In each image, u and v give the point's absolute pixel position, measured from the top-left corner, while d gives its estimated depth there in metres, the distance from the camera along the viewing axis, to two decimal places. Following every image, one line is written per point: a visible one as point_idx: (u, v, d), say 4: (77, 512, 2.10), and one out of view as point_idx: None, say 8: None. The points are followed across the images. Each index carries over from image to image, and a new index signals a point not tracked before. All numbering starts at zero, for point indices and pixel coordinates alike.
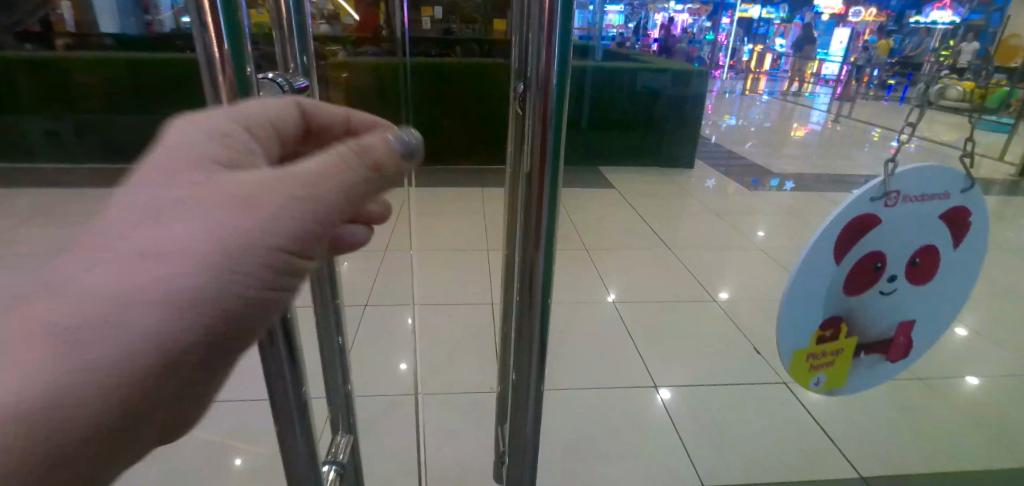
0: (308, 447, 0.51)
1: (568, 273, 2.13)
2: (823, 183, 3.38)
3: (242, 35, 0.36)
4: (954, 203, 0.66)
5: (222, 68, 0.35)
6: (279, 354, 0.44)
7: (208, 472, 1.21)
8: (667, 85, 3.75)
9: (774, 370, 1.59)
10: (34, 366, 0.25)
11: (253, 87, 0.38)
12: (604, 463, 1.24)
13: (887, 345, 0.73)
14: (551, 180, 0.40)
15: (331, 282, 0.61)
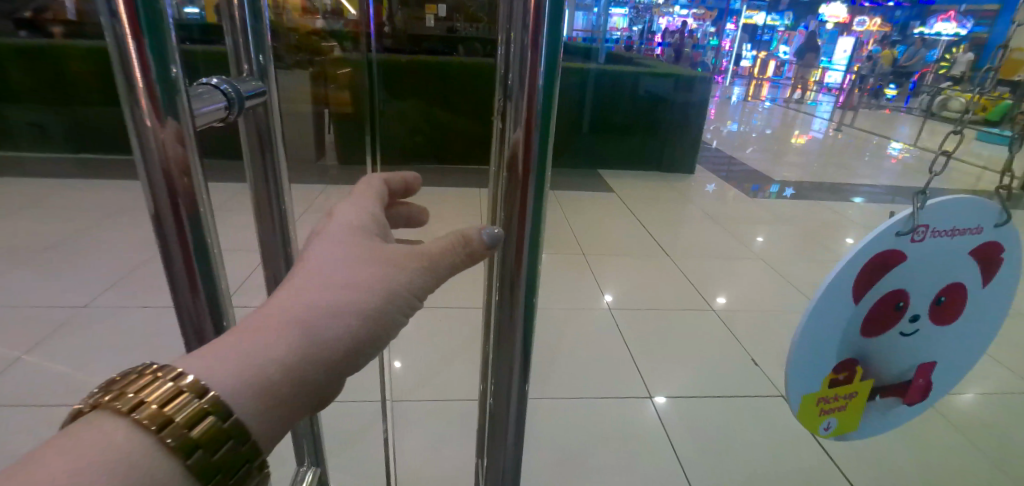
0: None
1: (565, 277, 2.11)
2: (822, 192, 3.37)
3: (168, 40, 0.31)
4: (987, 238, 0.60)
5: (146, 91, 0.31)
6: None
7: None
8: (671, 89, 3.73)
9: (772, 382, 1.57)
10: (275, 346, 0.33)
11: (180, 96, 0.33)
12: (598, 476, 1.22)
13: (904, 387, 0.67)
14: (534, 187, 0.38)
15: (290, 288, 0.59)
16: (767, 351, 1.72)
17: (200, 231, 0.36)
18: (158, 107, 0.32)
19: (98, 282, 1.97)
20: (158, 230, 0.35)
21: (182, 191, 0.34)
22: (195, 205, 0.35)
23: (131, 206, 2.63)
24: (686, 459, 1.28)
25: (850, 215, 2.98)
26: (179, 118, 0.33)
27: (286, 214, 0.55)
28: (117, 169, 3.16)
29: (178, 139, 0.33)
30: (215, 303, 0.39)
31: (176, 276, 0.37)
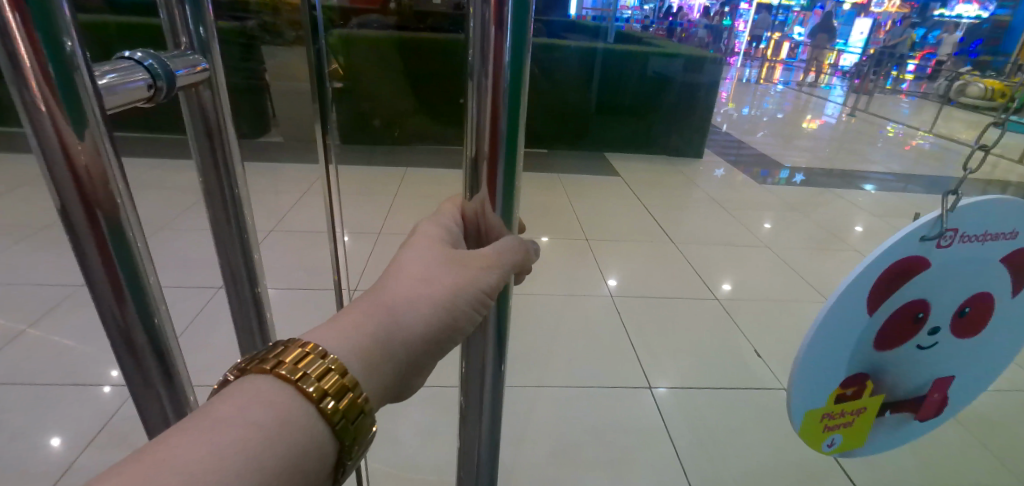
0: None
1: (567, 264, 2.09)
2: (833, 178, 3.32)
3: (62, 11, 0.26)
4: (1020, 245, 0.58)
5: (35, 71, 0.26)
6: (158, 386, 0.37)
7: None
8: (681, 71, 3.64)
9: (774, 375, 1.56)
10: (370, 320, 0.35)
11: (79, 74, 0.28)
12: (592, 471, 1.22)
13: (917, 403, 0.66)
14: (502, 170, 0.37)
15: (249, 279, 0.56)
16: (768, 342, 1.70)
17: (118, 230, 0.31)
18: (55, 90, 0.27)
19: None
20: (67, 225, 0.31)
21: (92, 184, 0.29)
22: (110, 200, 0.30)
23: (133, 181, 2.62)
24: (685, 453, 1.28)
25: (859, 202, 2.94)
26: (80, 102, 0.28)
27: (239, 198, 0.52)
28: None
29: (78, 122, 0.28)
30: (145, 310, 0.34)
31: (94, 279, 0.32)
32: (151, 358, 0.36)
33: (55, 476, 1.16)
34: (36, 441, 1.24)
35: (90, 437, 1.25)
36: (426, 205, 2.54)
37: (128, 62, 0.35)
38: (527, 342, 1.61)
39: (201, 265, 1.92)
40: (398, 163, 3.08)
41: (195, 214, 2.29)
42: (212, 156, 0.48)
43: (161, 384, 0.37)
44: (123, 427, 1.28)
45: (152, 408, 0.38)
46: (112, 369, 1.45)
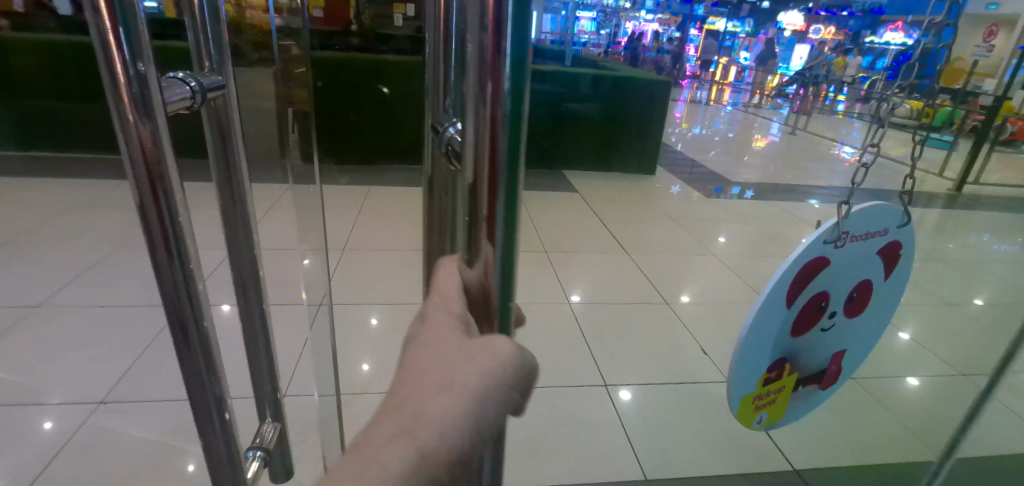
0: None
1: (530, 275, 2.14)
2: (780, 192, 3.53)
3: (140, 37, 0.33)
4: (891, 238, 0.66)
5: (126, 85, 0.32)
6: (199, 359, 0.43)
7: (137, 479, 1.18)
8: (637, 91, 3.77)
9: (721, 370, 1.64)
10: (379, 460, 0.29)
11: (151, 90, 0.34)
12: (552, 462, 1.26)
13: (821, 376, 0.73)
14: (504, 200, 0.34)
15: (253, 274, 0.62)
16: (719, 341, 1.79)
17: (174, 218, 0.37)
18: (138, 99, 0.33)
19: (57, 277, 1.93)
20: (140, 218, 0.36)
21: (163, 179, 0.35)
22: (169, 194, 0.36)
23: (93, 202, 2.57)
24: (639, 444, 1.33)
25: (803, 215, 3.12)
26: (153, 107, 0.34)
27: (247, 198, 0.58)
28: (75, 166, 3.08)
29: (149, 123, 0.34)
30: (189, 285, 0.40)
31: (155, 260, 0.37)
32: (195, 333, 0.42)
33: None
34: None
35: (53, 452, 1.23)
36: (390, 223, 2.55)
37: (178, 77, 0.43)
38: None
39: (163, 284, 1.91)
40: (362, 181, 3.09)
41: None
42: (227, 163, 0.54)
43: (204, 358, 0.43)
44: (79, 446, 1.25)
45: (198, 380, 0.44)
46: (75, 386, 1.43)
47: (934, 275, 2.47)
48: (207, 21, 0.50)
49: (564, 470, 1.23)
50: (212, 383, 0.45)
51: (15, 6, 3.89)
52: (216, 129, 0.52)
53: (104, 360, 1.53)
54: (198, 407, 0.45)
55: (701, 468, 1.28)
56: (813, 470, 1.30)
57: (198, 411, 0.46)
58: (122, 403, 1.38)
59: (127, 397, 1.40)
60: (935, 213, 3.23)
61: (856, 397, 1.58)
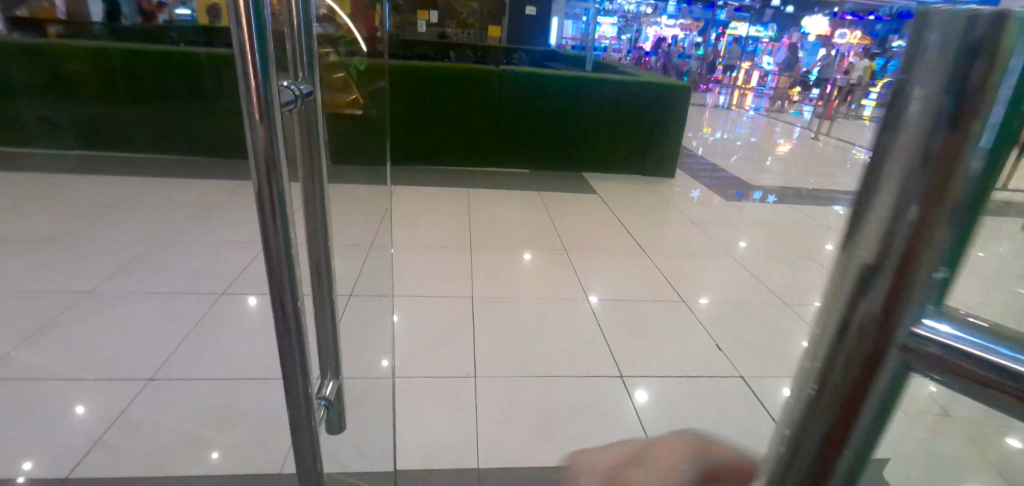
0: (303, 383, 0.71)
1: (550, 274, 2.19)
2: (804, 198, 3.48)
3: (269, 60, 0.53)
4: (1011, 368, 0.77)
5: (256, 90, 0.52)
6: (286, 294, 0.63)
7: (181, 456, 1.25)
8: (664, 96, 3.69)
9: (733, 365, 1.67)
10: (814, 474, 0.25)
11: (274, 93, 0.54)
12: (573, 446, 1.30)
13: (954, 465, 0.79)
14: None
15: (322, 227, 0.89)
16: (734, 341, 1.81)
17: (278, 183, 0.57)
18: (264, 99, 0.53)
19: (104, 265, 2.05)
20: (257, 179, 0.56)
21: (276, 148, 0.56)
22: (278, 159, 0.56)
23: (134, 199, 2.70)
24: (654, 437, 1.34)
25: (825, 221, 3.10)
26: (272, 104, 0.54)
27: (319, 172, 0.85)
28: (116, 165, 3.22)
29: (269, 117, 0.54)
30: (285, 229, 0.60)
31: (264, 203, 0.57)
32: (285, 268, 0.62)
33: (75, 460, 1.22)
34: (59, 427, 1.30)
35: (106, 425, 1.32)
36: (412, 222, 2.64)
37: (285, 84, 0.67)
38: (512, 344, 1.69)
39: (201, 275, 2.02)
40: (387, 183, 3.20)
41: (198, 232, 2.40)
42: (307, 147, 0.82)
43: (289, 282, 0.63)
44: (131, 421, 1.33)
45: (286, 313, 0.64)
46: (122, 365, 1.52)
47: None
48: (300, 51, 0.80)
49: (582, 454, 1.27)
50: (293, 294, 0.64)
51: (60, 13, 4.07)
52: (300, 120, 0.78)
53: (151, 342, 1.63)
54: (281, 331, 0.65)
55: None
56: None
57: (282, 334, 0.66)
58: (169, 381, 1.47)
59: (173, 376, 1.50)
60: None
61: None
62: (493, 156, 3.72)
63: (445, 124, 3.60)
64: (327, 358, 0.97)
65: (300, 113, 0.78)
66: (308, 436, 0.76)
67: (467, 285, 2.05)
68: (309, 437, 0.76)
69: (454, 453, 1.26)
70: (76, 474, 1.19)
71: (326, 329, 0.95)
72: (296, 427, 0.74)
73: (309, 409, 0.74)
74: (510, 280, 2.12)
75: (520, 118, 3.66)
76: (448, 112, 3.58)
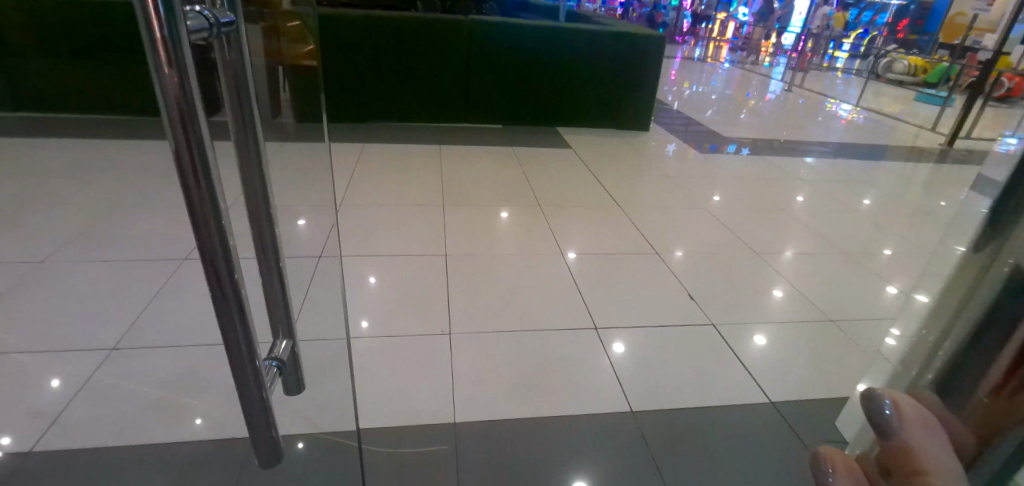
0: (248, 351, 0.67)
1: (525, 231, 2.18)
2: (776, 151, 3.52)
3: None
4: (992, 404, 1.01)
5: (161, 37, 0.47)
6: (218, 258, 0.59)
7: (150, 422, 1.23)
8: (637, 46, 3.59)
9: (706, 314, 1.72)
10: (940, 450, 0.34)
11: (179, 34, 0.48)
12: (548, 396, 1.33)
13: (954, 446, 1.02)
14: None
15: (262, 187, 0.80)
16: (706, 290, 1.86)
17: (195, 137, 0.52)
18: (169, 44, 0.48)
19: (56, 234, 1.95)
20: (171, 133, 0.51)
21: (189, 96, 0.50)
22: (194, 111, 0.51)
23: (84, 163, 2.56)
24: (627, 386, 1.38)
25: (795, 172, 3.15)
26: (179, 48, 0.49)
27: (253, 123, 0.75)
28: (62, 129, 3.03)
29: (173, 61, 0.48)
30: (210, 188, 0.54)
31: (181, 158, 0.52)
32: (212, 231, 0.57)
33: (40, 431, 1.19)
34: (19, 400, 1.26)
35: (69, 397, 1.28)
36: (383, 180, 2.58)
37: (195, 10, 0.57)
38: (488, 301, 1.70)
39: (163, 241, 1.95)
40: (357, 143, 3.11)
41: (156, 196, 2.29)
42: (238, 91, 0.72)
43: (220, 246, 0.58)
44: (95, 392, 1.30)
45: (217, 278, 0.59)
46: (83, 335, 1.48)
47: (922, 230, 2.49)
48: None
49: (557, 405, 1.30)
50: (226, 259, 0.60)
51: None
52: (223, 59, 0.67)
53: (111, 311, 1.58)
54: (217, 298, 0.61)
55: (686, 402, 1.35)
56: (786, 402, 1.38)
57: (217, 302, 0.61)
58: (132, 350, 1.44)
59: (137, 343, 1.46)
60: (927, 169, 3.29)
61: (832, 332, 1.68)
62: (466, 112, 3.65)
63: (414, 80, 3.47)
64: (280, 323, 0.93)
65: (220, 47, 0.67)
66: (259, 404, 0.73)
67: (442, 243, 2.03)
68: (261, 404, 0.74)
69: (431, 407, 1.27)
70: (40, 445, 1.16)
71: (276, 294, 0.90)
72: (246, 397, 0.72)
73: (257, 375, 0.70)
74: (484, 237, 2.11)
75: (493, 72, 3.55)
76: (416, 67, 3.44)
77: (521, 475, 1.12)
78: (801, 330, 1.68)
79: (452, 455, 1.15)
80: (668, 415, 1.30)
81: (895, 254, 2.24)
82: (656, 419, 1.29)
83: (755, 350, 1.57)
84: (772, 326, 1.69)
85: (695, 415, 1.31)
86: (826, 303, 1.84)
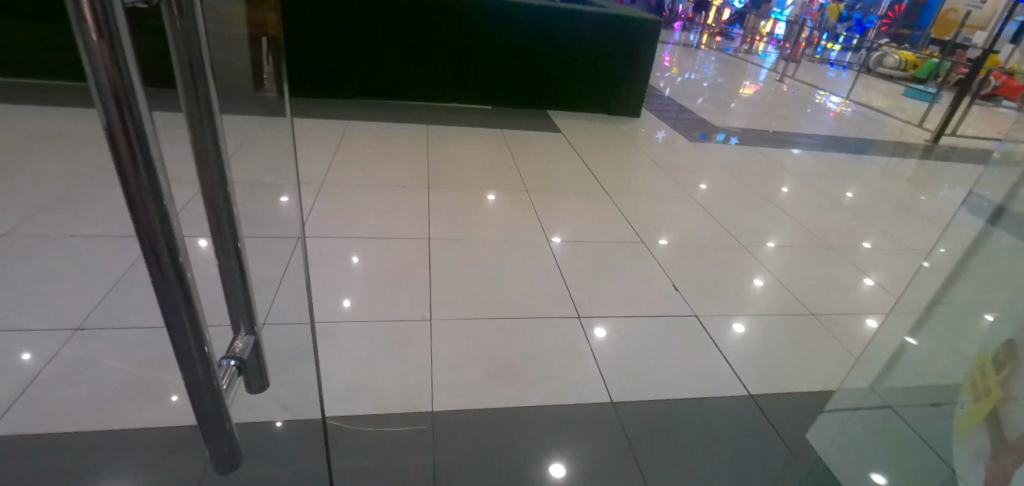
0: (196, 342, 0.65)
1: (512, 215, 2.17)
2: (765, 141, 3.54)
3: None
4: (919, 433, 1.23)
5: (89, 6, 0.44)
6: (160, 244, 0.57)
7: (117, 404, 1.20)
8: (631, 29, 3.54)
9: (689, 304, 1.73)
10: None
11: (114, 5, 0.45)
12: (528, 384, 1.34)
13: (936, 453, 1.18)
14: None
15: (219, 167, 0.77)
16: (690, 280, 1.87)
17: (133, 118, 0.50)
18: (101, 10, 0.45)
19: (22, 209, 1.88)
20: (103, 111, 0.49)
21: (124, 73, 0.48)
22: (129, 85, 0.49)
23: (54, 132, 2.45)
24: (608, 373, 1.41)
25: (781, 163, 3.17)
26: (113, 20, 0.46)
27: (209, 98, 0.71)
28: (29, 95, 2.88)
29: (106, 38, 0.46)
30: (150, 170, 0.52)
31: (115, 137, 0.50)
32: (155, 216, 0.55)
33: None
34: None
35: (29, 378, 1.24)
36: (369, 159, 2.54)
37: None
38: (470, 287, 1.69)
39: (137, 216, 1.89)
40: (342, 119, 3.05)
41: None
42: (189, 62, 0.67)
43: (161, 231, 0.56)
44: (58, 373, 1.26)
45: (159, 264, 0.58)
46: (49, 312, 1.44)
47: (902, 224, 2.54)
48: None
49: (536, 395, 1.31)
50: (168, 242, 0.57)
51: None
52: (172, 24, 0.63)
53: (78, 290, 1.53)
54: (159, 286, 0.59)
55: (665, 394, 1.36)
56: (764, 396, 1.40)
57: (160, 290, 0.60)
58: (98, 330, 1.40)
59: (105, 323, 1.42)
60: (911, 165, 3.34)
61: (810, 324, 1.72)
62: (455, 91, 3.59)
63: (403, 56, 3.40)
64: (239, 311, 0.90)
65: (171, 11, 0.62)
66: (210, 397, 0.71)
67: (426, 225, 2.01)
68: (212, 397, 0.72)
69: (410, 392, 1.28)
70: None
71: (234, 282, 0.87)
72: (193, 391, 0.69)
73: (207, 364, 0.68)
74: (470, 220, 2.09)
75: (484, 51, 3.48)
76: (405, 42, 3.35)
77: (498, 458, 1.14)
78: (781, 323, 1.70)
79: (430, 439, 1.16)
80: (648, 407, 1.31)
81: (874, 248, 2.28)
82: (635, 410, 1.30)
83: (735, 342, 1.58)
84: (754, 318, 1.71)
85: (672, 407, 1.33)
86: (806, 294, 1.87)
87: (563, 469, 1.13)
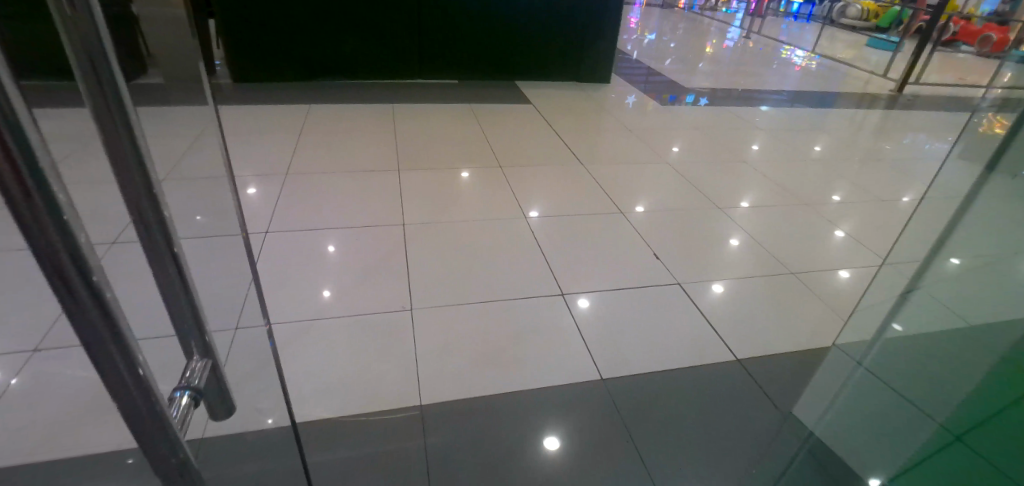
0: (128, 366, 0.58)
1: (487, 192, 2.14)
2: (733, 99, 3.55)
3: None
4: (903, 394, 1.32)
5: None
6: (67, 264, 0.50)
7: (89, 426, 1.15)
8: None
9: (671, 271, 1.75)
10: None
11: None
12: (518, 367, 1.34)
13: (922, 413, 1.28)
14: None
15: (143, 171, 0.71)
16: (669, 247, 1.88)
17: (11, 130, 0.43)
18: None
19: None
20: None
21: None
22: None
23: None
24: (593, 345, 1.43)
25: (750, 120, 3.20)
26: None
27: (120, 99, 0.65)
28: None
29: None
30: (43, 187, 0.46)
31: None
32: (57, 238, 0.48)
33: None
34: None
35: None
36: (336, 143, 2.47)
37: None
38: (450, 270, 1.67)
39: None
40: (304, 103, 2.94)
41: None
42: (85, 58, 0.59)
43: (67, 251, 0.49)
44: (20, 399, 1.20)
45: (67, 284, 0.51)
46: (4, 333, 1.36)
47: (870, 175, 2.59)
48: None
49: (524, 376, 1.31)
50: (78, 263, 0.51)
51: None
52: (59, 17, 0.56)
53: (34, 307, 1.44)
54: (69, 307, 0.53)
55: (652, 365, 1.38)
56: (752, 360, 1.42)
57: (72, 312, 0.53)
58: (59, 350, 1.32)
59: (66, 341, 1.35)
60: (876, 115, 3.39)
61: (788, 282, 1.75)
62: (420, 66, 3.49)
63: (361, 32, 3.27)
64: (189, 326, 0.85)
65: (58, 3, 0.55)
66: (155, 426, 0.64)
67: (400, 209, 1.98)
68: (158, 427, 0.65)
69: (398, 383, 1.26)
70: None
71: (178, 294, 0.82)
72: (133, 420, 0.63)
73: (146, 389, 0.61)
74: (445, 200, 2.06)
75: (445, 22, 3.37)
76: (363, 17, 3.22)
77: (493, 443, 1.14)
78: (760, 283, 1.74)
79: (421, 429, 1.15)
80: (636, 381, 1.33)
81: (844, 200, 2.32)
82: (625, 385, 1.31)
83: (717, 307, 1.61)
84: (734, 280, 1.73)
85: (660, 378, 1.34)
86: (782, 252, 1.91)
87: (557, 442, 1.15)
